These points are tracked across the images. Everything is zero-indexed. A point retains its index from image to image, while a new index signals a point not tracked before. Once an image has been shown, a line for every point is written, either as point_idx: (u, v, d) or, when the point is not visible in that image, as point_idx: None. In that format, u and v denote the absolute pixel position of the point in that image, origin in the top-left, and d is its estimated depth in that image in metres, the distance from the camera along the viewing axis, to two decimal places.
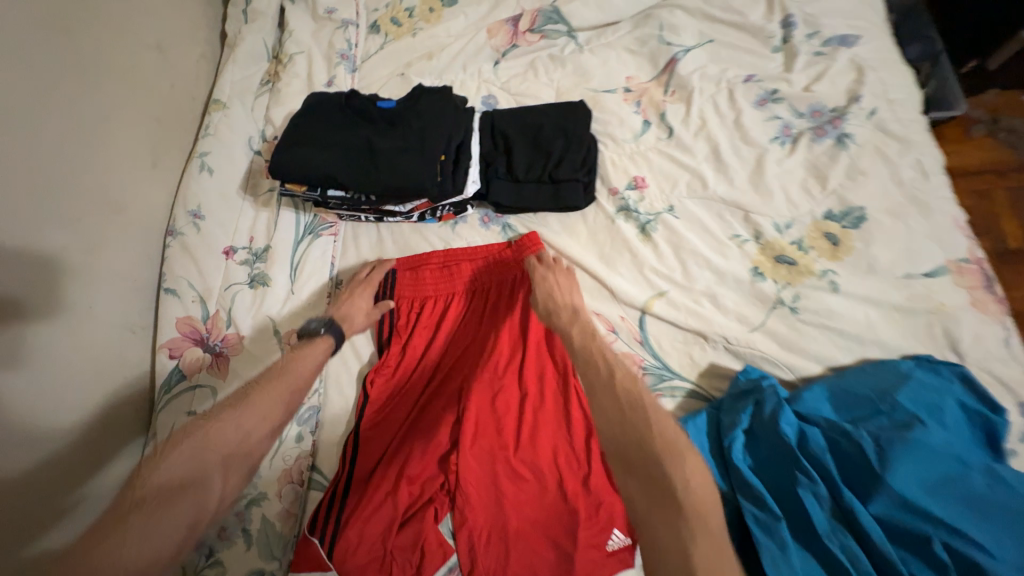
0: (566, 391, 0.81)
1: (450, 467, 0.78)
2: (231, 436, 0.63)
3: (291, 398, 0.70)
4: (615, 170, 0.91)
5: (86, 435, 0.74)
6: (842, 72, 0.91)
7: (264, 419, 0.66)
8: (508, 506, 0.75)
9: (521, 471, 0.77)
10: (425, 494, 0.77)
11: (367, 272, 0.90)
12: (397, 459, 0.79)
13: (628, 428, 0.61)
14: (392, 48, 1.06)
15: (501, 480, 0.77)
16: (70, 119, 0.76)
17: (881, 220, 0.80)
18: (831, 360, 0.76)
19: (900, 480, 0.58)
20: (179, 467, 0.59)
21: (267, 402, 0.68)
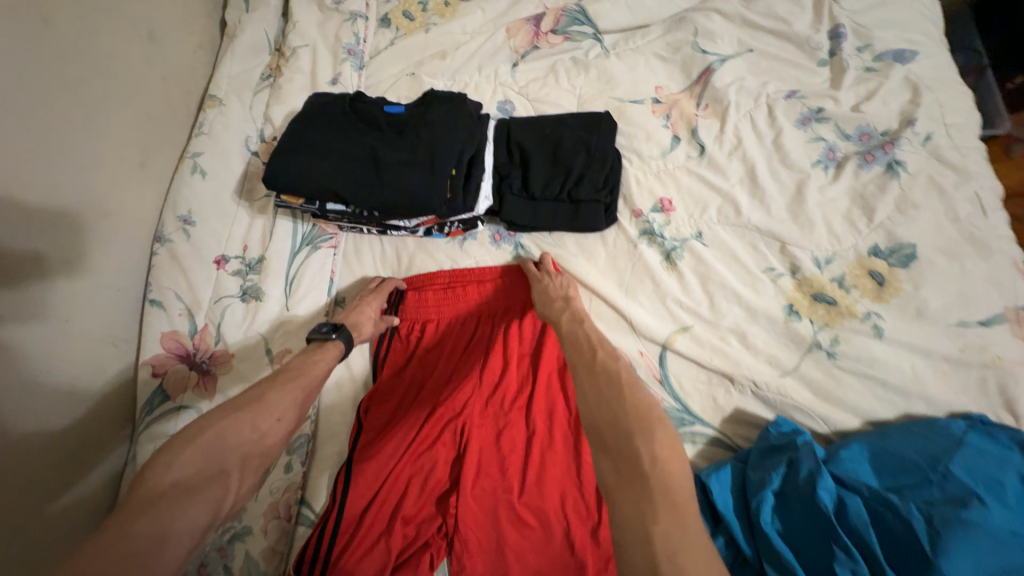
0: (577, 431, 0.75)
1: (449, 510, 0.72)
2: (247, 435, 0.58)
3: (307, 396, 0.66)
4: (639, 190, 0.84)
5: (62, 461, 0.68)
6: (895, 92, 0.82)
7: (281, 419, 0.62)
8: (510, 556, 0.69)
9: (525, 518, 0.71)
10: (420, 537, 0.71)
11: (377, 284, 0.85)
12: (392, 496, 0.73)
13: (617, 419, 0.57)
14: (403, 45, 0.99)
15: (503, 526, 0.71)
16: (48, 115, 0.69)
17: (934, 259, 0.73)
18: (871, 415, 0.69)
19: (955, 568, 0.51)
20: (192, 466, 0.53)
21: (283, 402, 0.63)
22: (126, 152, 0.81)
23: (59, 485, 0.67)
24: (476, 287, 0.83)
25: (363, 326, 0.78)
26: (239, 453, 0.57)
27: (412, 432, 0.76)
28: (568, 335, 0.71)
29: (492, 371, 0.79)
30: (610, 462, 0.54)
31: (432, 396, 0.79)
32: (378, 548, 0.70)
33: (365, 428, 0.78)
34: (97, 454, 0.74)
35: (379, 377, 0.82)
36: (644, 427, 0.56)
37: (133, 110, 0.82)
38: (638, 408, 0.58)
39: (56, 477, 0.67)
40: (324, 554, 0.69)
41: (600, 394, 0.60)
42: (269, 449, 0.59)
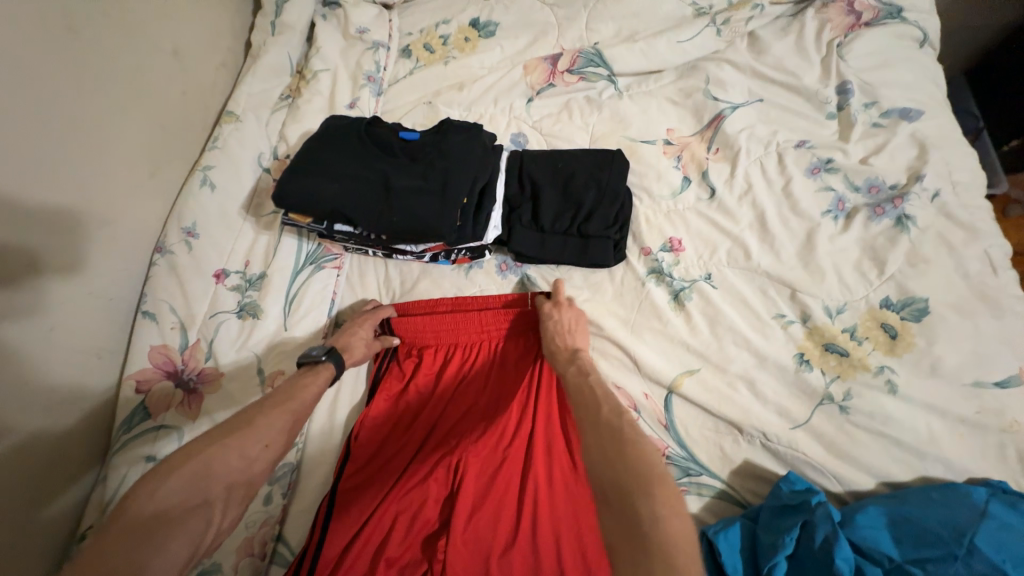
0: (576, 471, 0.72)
1: (436, 555, 0.67)
2: (232, 464, 0.55)
3: (298, 419, 0.63)
4: (649, 229, 0.84)
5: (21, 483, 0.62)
6: (902, 148, 0.84)
7: (268, 446, 0.58)
8: None
9: (517, 569, 0.66)
10: None
11: (371, 308, 0.83)
12: (376, 535, 0.68)
13: (618, 476, 0.51)
14: (421, 75, 1.01)
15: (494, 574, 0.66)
16: (61, 122, 0.69)
17: (947, 316, 0.71)
18: (885, 474, 0.67)
19: None
20: (171, 497, 0.51)
21: (273, 426, 0.60)
22: (136, 162, 0.80)
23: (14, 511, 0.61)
24: (477, 314, 0.80)
25: (354, 352, 0.76)
26: (224, 481, 0.54)
27: (403, 464, 0.73)
28: (574, 378, 0.67)
29: (490, 404, 0.77)
30: (613, 521, 0.49)
31: (426, 426, 0.76)
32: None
33: (352, 456, 0.74)
34: (63, 477, 0.69)
35: (370, 402, 0.78)
36: (643, 485, 0.49)
37: (149, 121, 0.83)
38: (638, 465, 0.51)
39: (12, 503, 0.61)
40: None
41: (601, 444, 0.55)
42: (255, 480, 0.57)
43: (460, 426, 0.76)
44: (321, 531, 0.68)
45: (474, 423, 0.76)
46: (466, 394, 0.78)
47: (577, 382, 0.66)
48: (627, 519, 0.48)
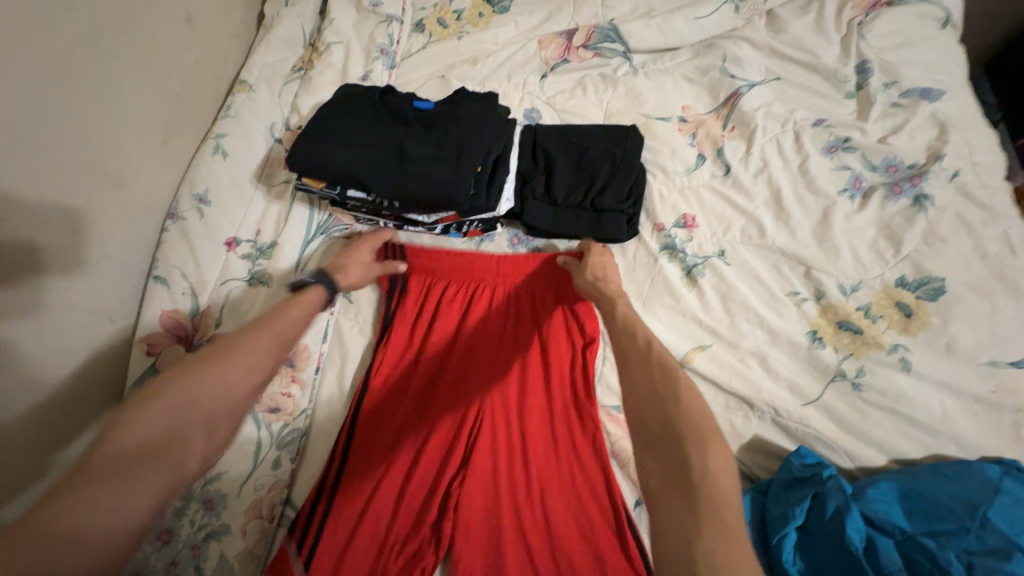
0: (581, 430, 0.72)
1: (446, 512, 0.67)
2: (214, 390, 0.54)
3: (281, 345, 0.61)
4: (662, 205, 0.83)
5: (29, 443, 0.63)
6: (922, 128, 0.83)
7: (250, 373, 0.57)
8: (507, 560, 0.65)
9: (524, 525, 0.67)
10: (411, 539, 0.66)
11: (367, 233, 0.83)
12: (385, 488, 0.69)
13: (670, 420, 0.50)
14: (435, 50, 1.00)
15: (501, 529, 0.67)
16: (76, 81, 0.68)
17: (964, 295, 0.71)
18: (898, 452, 0.66)
19: None
20: (153, 426, 0.50)
21: (253, 351, 0.58)
22: (149, 127, 0.80)
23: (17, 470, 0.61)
24: (492, 277, 0.81)
25: (350, 275, 0.75)
26: (205, 410, 0.53)
27: (411, 431, 0.74)
28: (621, 325, 0.61)
29: (499, 374, 0.77)
30: (654, 464, 0.50)
31: (432, 387, 0.77)
32: (369, 547, 0.66)
33: (357, 421, 0.73)
34: (72, 436, 0.69)
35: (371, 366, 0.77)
36: (696, 436, 0.49)
37: (162, 87, 0.82)
38: (693, 414, 0.50)
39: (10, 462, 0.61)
40: (307, 554, 0.66)
41: (641, 389, 0.54)
42: (235, 404, 0.56)
43: (467, 386, 0.76)
44: (330, 493, 0.69)
45: (480, 382, 0.76)
46: (472, 355, 0.78)
47: (626, 323, 0.61)
48: (676, 468, 0.48)
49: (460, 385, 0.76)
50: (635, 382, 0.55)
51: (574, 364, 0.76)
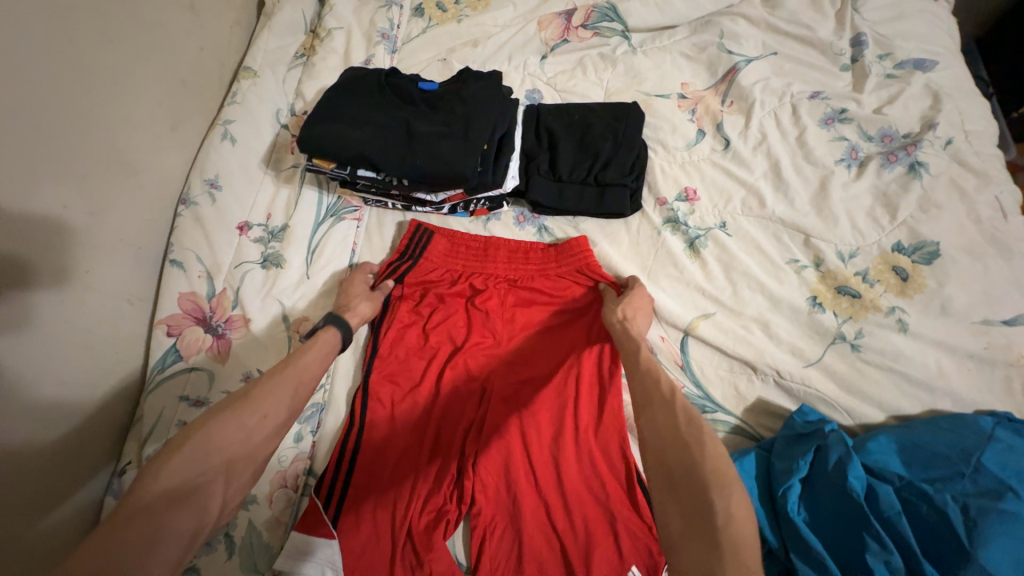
0: (592, 393, 0.74)
1: (466, 472, 0.70)
2: (234, 435, 0.54)
3: (297, 388, 0.62)
4: (664, 179, 0.85)
5: (58, 423, 0.65)
6: (916, 97, 0.84)
7: (267, 417, 0.57)
8: (525, 515, 0.68)
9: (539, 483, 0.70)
10: (433, 498, 0.69)
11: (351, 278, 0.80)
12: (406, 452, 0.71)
13: (691, 459, 0.50)
14: (435, 33, 1.01)
15: (519, 488, 0.69)
16: (86, 67, 0.69)
17: (958, 258, 0.73)
18: (896, 409, 0.68)
19: (994, 559, 0.50)
20: (176, 475, 0.49)
21: (272, 398, 0.59)
22: (158, 115, 0.81)
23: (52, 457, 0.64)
24: (508, 252, 0.83)
25: (360, 310, 0.75)
26: (224, 456, 0.52)
27: (428, 403, 0.75)
28: (644, 369, 0.62)
29: (515, 350, 0.79)
30: (675, 505, 0.48)
31: (448, 356, 0.79)
32: (392, 509, 0.68)
33: (372, 394, 0.75)
34: (99, 415, 0.71)
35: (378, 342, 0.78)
36: (719, 478, 0.48)
37: (168, 74, 0.83)
38: (715, 459, 0.50)
39: (44, 453, 0.63)
40: (331, 518, 0.67)
41: (658, 428, 0.54)
42: (255, 450, 0.55)
43: (483, 355, 0.78)
44: (349, 464, 0.70)
45: (495, 351, 0.79)
46: (485, 325, 0.80)
47: (650, 367, 0.62)
48: (699, 514, 0.47)
49: (475, 355, 0.78)
50: (654, 426, 0.55)
51: (587, 331, 0.79)
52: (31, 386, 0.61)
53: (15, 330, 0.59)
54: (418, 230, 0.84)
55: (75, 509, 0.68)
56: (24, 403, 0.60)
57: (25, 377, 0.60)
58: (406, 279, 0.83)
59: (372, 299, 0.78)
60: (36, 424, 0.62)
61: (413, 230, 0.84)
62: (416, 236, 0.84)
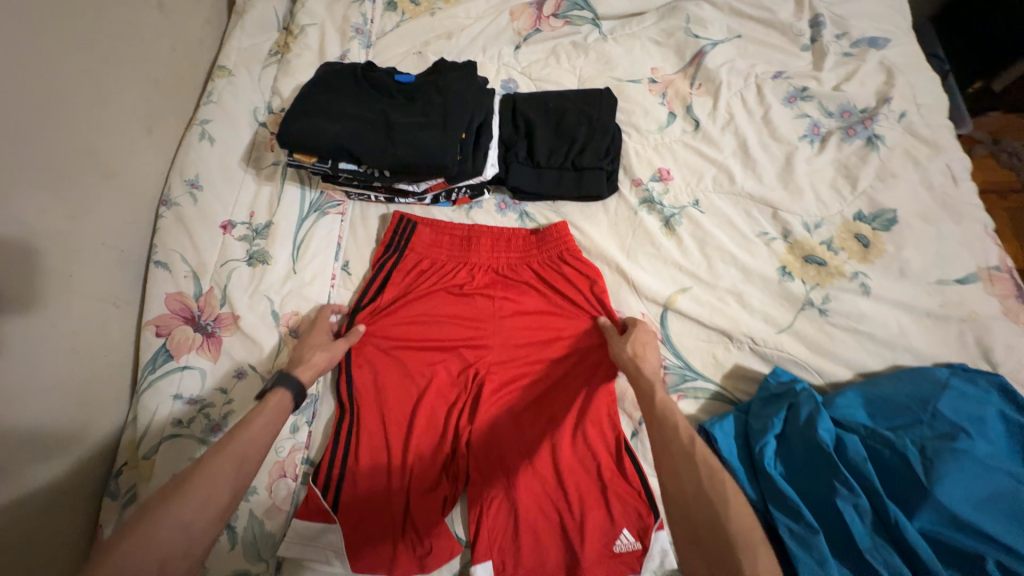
0: (582, 370, 0.77)
1: (460, 451, 0.73)
2: (170, 528, 0.46)
3: (241, 465, 0.54)
4: (638, 161, 0.88)
5: (47, 426, 0.65)
6: (872, 74, 0.89)
7: (208, 501, 0.49)
8: (519, 489, 0.70)
9: (534, 457, 0.72)
10: (430, 477, 0.71)
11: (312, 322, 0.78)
12: (402, 435, 0.74)
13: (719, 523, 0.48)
14: (409, 26, 1.02)
15: (513, 463, 0.72)
16: (58, 68, 0.69)
17: (913, 224, 0.78)
18: (862, 366, 0.73)
19: (949, 494, 0.55)
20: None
21: (213, 477, 0.51)
22: (133, 116, 0.81)
23: (46, 460, 0.64)
24: (492, 237, 0.84)
25: (314, 362, 0.70)
26: (158, 554, 0.45)
27: (419, 388, 0.77)
28: (661, 414, 0.59)
29: (505, 334, 0.80)
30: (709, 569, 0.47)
31: (439, 341, 0.80)
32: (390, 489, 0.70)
33: (364, 383, 0.76)
34: (91, 419, 0.71)
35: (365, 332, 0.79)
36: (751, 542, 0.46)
37: (141, 76, 0.83)
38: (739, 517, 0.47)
39: (38, 456, 0.63)
40: (329, 504, 0.69)
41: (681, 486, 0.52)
42: (194, 542, 0.47)
43: (473, 339, 0.80)
44: (345, 450, 0.72)
45: (486, 335, 0.80)
46: (474, 310, 0.82)
47: (671, 411, 0.59)
48: None
49: (465, 339, 0.80)
50: (679, 481, 0.52)
51: (574, 310, 0.81)
52: (22, 389, 0.61)
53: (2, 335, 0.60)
54: (402, 221, 0.85)
55: (72, 510, 0.68)
56: (15, 406, 0.60)
57: (12, 381, 0.60)
58: (393, 269, 0.83)
59: (331, 348, 0.73)
60: (29, 427, 0.62)
61: (397, 222, 0.85)
62: (401, 227, 0.85)
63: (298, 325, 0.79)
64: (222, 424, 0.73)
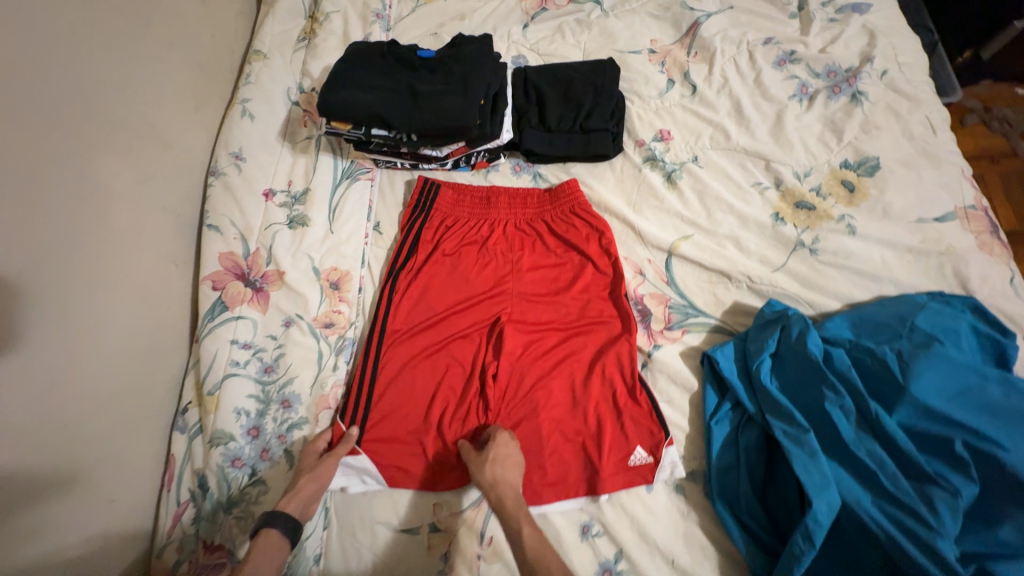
0: (594, 311, 0.85)
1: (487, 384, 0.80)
2: None
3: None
4: (641, 124, 0.96)
5: (123, 364, 0.74)
6: (855, 37, 0.96)
7: None
8: (542, 415, 0.77)
9: (555, 389, 0.80)
10: (460, 408, 0.79)
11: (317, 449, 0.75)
12: (432, 372, 0.82)
13: None
14: (424, 10, 1.10)
15: (535, 394, 0.79)
16: (122, 50, 0.78)
17: (895, 169, 0.85)
18: (850, 297, 0.80)
19: (922, 388, 0.63)
20: None
21: None
22: (182, 96, 0.90)
23: (119, 394, 0.72)
24: (510, 197, 0.92)
25: (303, 489, 0.69)
26: None
27: (446, 334, 0.85)
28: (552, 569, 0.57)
29: (522, 283, 0.88)
30: None
31: (460, 290, 0.88)
32: (423, 418, 0.78)
33: (396, 328, 0.84)
34: (158, 362, 0.80)
35: (395, 282, 0.87)
36: None
37: (188, 60, 0.92)
38: None
39: (116, 389, 0.72)
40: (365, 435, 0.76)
41: None
42: None
43: (492, 288, 0.88)
44: (376, 382, 0.80)
45: (504, 284, 0.88)
46: (493, 263, 0.90)
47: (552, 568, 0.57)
48: None
49: (485, 288, 0.88)
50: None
51: (585, 257, 0.88)
52: (101, 330, 0.70)
53: (87, 281, 0.69)
54: (428, 185, 0.93)
55: (147, 441, 0.77)
56: (94, 344, 0.69)
57: (92, 321, 0.69)
58: (420, 227, 0.92)
59: (317, 470, 0.71)
60: (109, 363, 0.71)
61: (422, 185, 0.93)
62: (426, 190, 0.93)
63: (338, 279, 0.88)
64: (275, 364, 0.81)
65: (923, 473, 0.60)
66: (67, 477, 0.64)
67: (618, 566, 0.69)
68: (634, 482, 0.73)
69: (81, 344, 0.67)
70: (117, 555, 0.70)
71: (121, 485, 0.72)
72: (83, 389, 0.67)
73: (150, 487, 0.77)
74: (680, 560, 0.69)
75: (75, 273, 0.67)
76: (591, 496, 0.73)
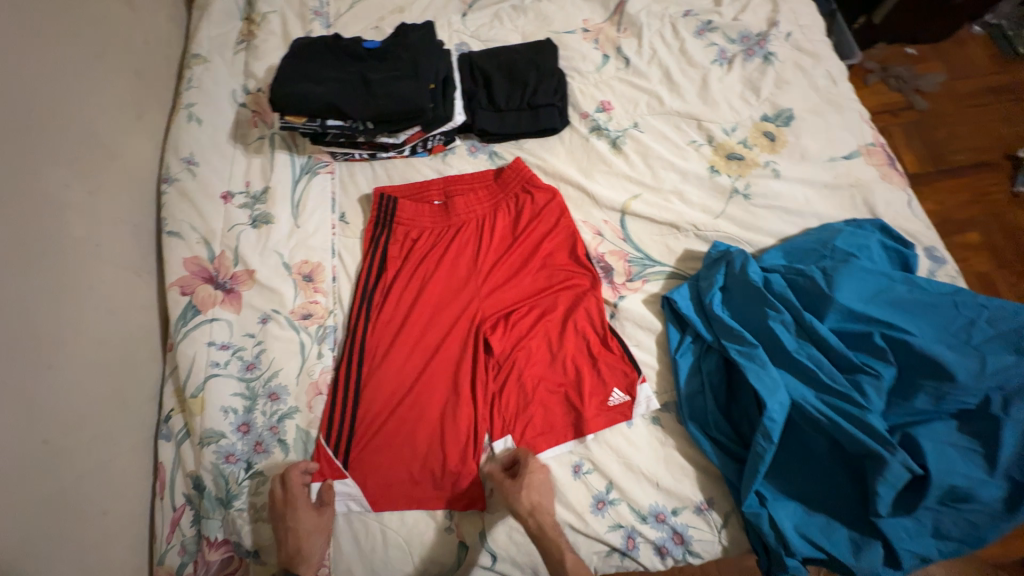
0: (562, 273, 0.90)
1: (469, 360, 0.83)
2: None
3: None
4: (584, 97, 1.02)
5: (97, 376, 0.72)
6: (761, 5, 1.07)
7: None
8: (526, 377, 0.82)
9: (535, 351, 0.84)
10: (447, 386, 0.81)
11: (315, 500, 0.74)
12: (414, 356, 0.83)
13: None
14: (362, 5, 1.11)
15: (517, 361, 0.83)
16: (54, 58, 0.76)
17: (807, 117, 0.96)
18: (781, 233, 0.90)
19: (845, 296, 0.73)
20: None
21: None
22: (123, 104, 0.88)
23: (95, 408, 0.71)
24: (469, 175, 0.96)
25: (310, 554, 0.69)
26: None
27: (428, 348, 0.84)
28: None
29: (490, 257, 0.91)
30: None
31: (429, 273, 0.89)
32: (410, 402, 0.79)
33: (371, 321, 0.85)
34: (133, 372, 0.79)
35: (369, 273, 0.88)
36: None
37: (125, 68, 0.90)
38: None
39: (93, 403, 0.71)
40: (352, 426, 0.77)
41: None
42: None
43: (461, 265, 0.90)
44: (359, 372, 0.81)
45: (472, 261, 0.91)
46: (460, 240, 0.92)
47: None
48: None
49: (454, 266, 0.90)
50: None
51: (546, 223, 0.93)
52: (70, 343, 0.69)
53: (50, 294, 0.67)
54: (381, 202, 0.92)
55: (132, 453, 0.75)
56: (64, 357, 0.68)
57: (59, 335, 0.68)
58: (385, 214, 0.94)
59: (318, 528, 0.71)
60: (80, 375, 0.70)
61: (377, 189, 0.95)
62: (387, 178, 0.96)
63: (310, 271, 0.89)
64: (257, 361, 0.82)
65: (852, 365, 0.70)
66: (54, 492, 0.63)
67: (610, 495, 0.76)
68: (616, 420, 0.79)
69: (54, 356, 0.66)
70: (118, 566, 0.69)
71: (112, 496, 0.71)
72: (60, 401, 0.66)
73: (139, 498, 0.75)
74: (664, 482, 0.76)
75: (38, 286, 0.66)
76: (579, 438, 0.79)
